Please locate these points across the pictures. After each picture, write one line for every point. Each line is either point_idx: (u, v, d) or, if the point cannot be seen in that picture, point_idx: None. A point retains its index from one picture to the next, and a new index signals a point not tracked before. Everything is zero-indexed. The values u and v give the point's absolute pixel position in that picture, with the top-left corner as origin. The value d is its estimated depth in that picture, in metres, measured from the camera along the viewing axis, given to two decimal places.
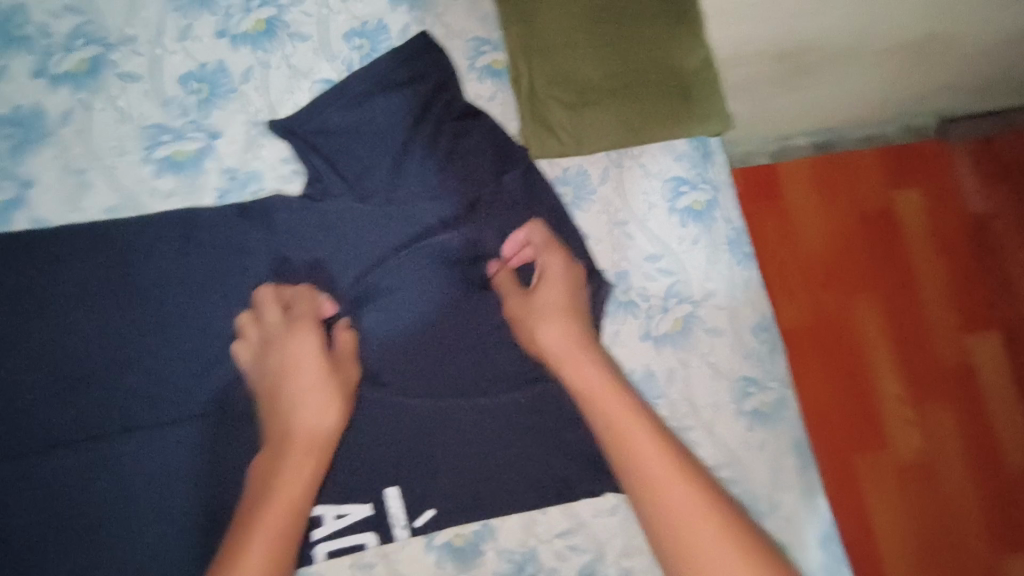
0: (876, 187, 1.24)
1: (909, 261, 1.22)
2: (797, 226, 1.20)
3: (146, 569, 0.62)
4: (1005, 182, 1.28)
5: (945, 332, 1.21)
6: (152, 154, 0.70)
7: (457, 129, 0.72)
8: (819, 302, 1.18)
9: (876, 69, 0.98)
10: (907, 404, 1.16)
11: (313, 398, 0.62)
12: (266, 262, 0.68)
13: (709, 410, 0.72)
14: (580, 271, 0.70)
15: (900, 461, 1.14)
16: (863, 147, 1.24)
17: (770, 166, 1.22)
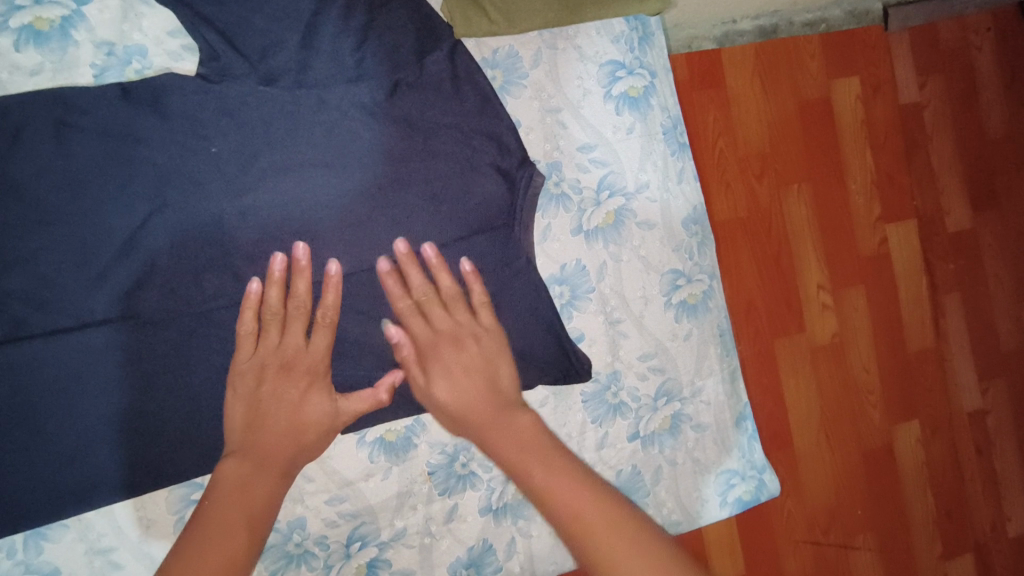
0: (818, 75, 1.22)
1: (842, 151, 1.24)
2: (737, 114, 1.18)
3: (65, 478, 0.59)
4: (934, 74, 1.31)
5: (868, 221, 1.25)
6: (8, 22, 0.60)
7: (374, 2, 0.64)
8: (753, 192, 1.19)
9: None
10: (826, 291, 1.22)
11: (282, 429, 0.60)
12: (161, 151, 0.60)
13: (638, 303, 0.72)
14: (511, 160, 0.68)
15: (816, 343, 1.21)
16: (808, 31, 1.21)
17: (715, 50, 1.17)
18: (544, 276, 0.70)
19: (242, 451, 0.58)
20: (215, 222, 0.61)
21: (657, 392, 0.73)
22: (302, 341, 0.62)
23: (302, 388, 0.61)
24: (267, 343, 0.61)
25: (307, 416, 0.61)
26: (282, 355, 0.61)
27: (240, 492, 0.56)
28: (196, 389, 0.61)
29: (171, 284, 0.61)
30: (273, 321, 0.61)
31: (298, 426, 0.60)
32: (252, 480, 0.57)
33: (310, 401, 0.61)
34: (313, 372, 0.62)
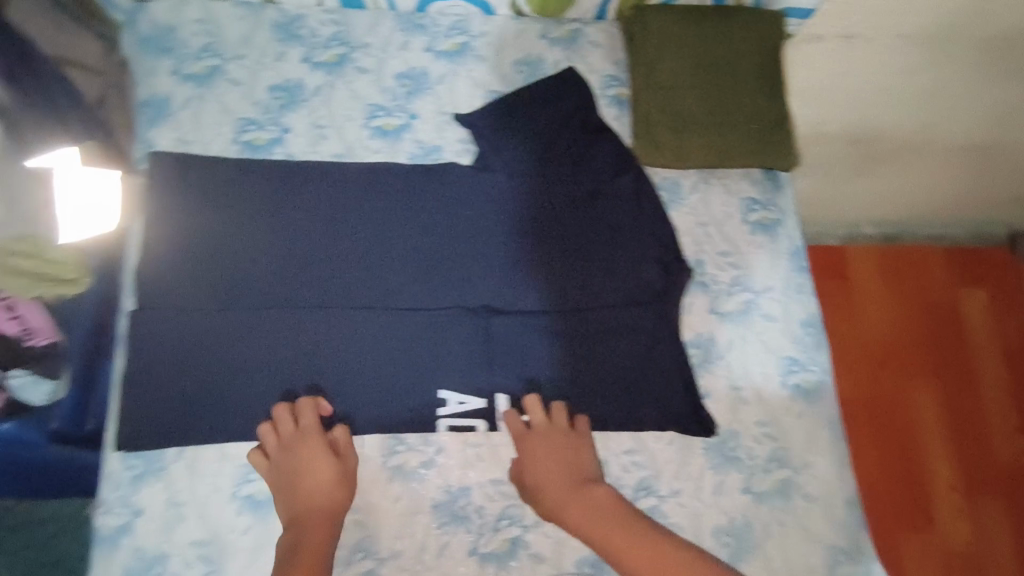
0: (951, 291, 1.42)
1: (967, 355, 1.38)
2: (862, 305, 1.40)
3: (323, 407, 0.82)
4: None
5: (1001, 428, 1.33)
6: (369, 122, 0.94)
7: (590, 139, 0.95)
8: (877, 379, 1.34)
9: (926, 172, 1.28)
10: (959, 493, 1.27)
11: (321, 467, 0.76)
12: (436, 208, 0.91)
13: (759, 377, 0.87)
14: (670, 254, 0.91)
15: (949, 548, 1.23)
16: (932, 244, 1.45)
17: (839, 249, 1.44)
18: (683, 338, 0.88)
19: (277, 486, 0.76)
20: (460, 258, 0.90)
21: (770, 457, 0.84)
22: (295, 430, 0.79)
23: (314, 464, 0.77)
24: (269, 446, 0.79)
25: (322, 479, 0.76)
26: (282, 445, 0.78)
27: (303, 539, 0.71)
28: (421, 365, 0.85)
29: (423, 293, 0.88)
30: (267, 430, 0.79)
31: (318, 488, 0.75)
32: (308, 526, 0.72)
33: (322, 468, 0.76)
34: (328, 450, 0.78)
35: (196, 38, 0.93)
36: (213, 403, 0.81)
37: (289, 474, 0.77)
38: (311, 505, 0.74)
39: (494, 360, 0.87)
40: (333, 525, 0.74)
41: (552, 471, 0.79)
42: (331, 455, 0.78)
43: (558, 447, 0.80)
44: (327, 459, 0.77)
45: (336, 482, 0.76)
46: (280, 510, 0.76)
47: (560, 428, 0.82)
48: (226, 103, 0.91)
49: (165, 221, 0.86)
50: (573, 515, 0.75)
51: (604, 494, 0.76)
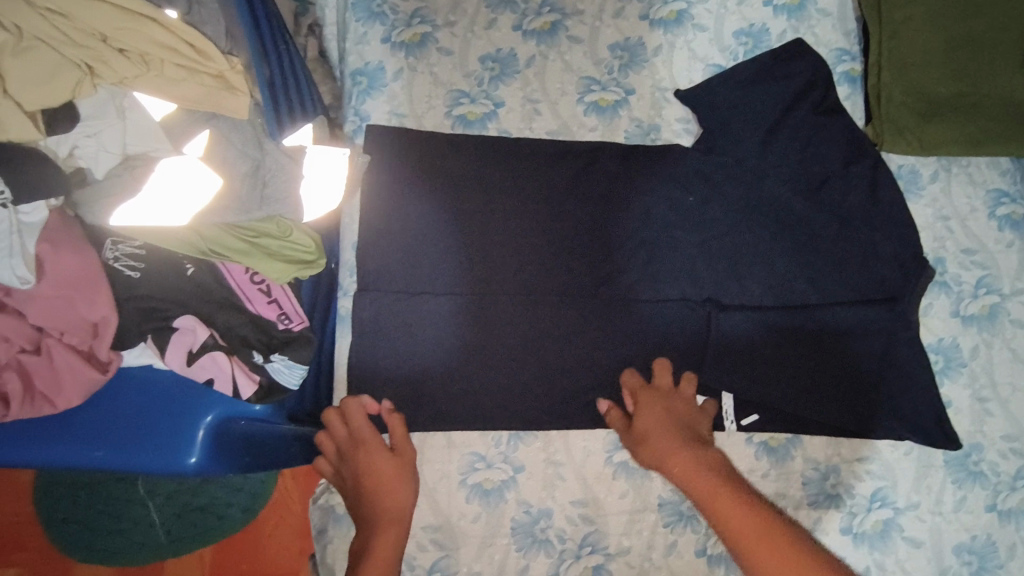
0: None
1: None
2: None
3: (547, 400, 0.81)
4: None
5: None
6: (584, 98, 0.89)
7: (819, 122, 0.87)
8: None
9: None
10: None
11: (371, 461, 0.73)
12: (657, 192, 0.85)
13: (1006, 388, 0.81)
14: (906, 253, 0.84)
15: None
16: None
17: None
18: (923, 342, 0.82)
19: (374, 491, 0.72)
20: (683, 248, 0.84)
21: (1017, 474, 0.79)
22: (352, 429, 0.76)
23: (357, 455, 0.74)
24: (335, 437, 0.76)
25: (381, 477, 0.73)
26: (344, 438, 0.76)
27: (370, 548, 0.68)
28: (645, 360, 0.82)
29: (645, 283, 0.83)
30: (334, 420, 0.76)
31: (382, 486, 0.72)
32: (375, 529, 0.69)
33: (377, 462, 0.73)
34: (383, 447, 0.75)
35: (405, 3, 0.89)
36: (437, 388, 0.80)
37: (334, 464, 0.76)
38: (371, 506, 0.71)
39: (720, 359, 0.81)
40: (399, 531, 0.70)
41: (662, 424, 0.74)
42: (387, 452, 0.74)
43: (674, 408, 0.76)
44: (377, 451, 0.74)
45: (395, 478, 0.73)
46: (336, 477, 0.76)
47: (677, 396, 0.78)
48: (438, 74, 0.88)
49: (382, 198, 0.82)
50: (678, 466, 0.70)
51: (713, 454, 0.71)
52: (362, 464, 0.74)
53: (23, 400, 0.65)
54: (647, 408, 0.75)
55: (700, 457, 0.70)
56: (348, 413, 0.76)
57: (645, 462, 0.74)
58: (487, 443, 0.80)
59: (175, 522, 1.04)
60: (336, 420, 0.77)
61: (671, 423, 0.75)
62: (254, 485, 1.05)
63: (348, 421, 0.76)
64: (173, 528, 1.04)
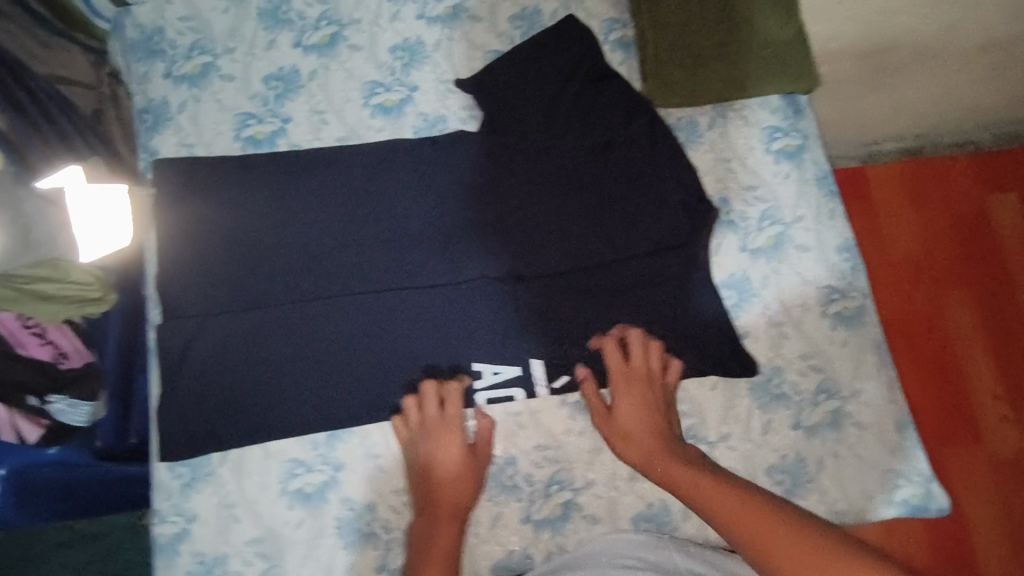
0: (906, 212, 1.42)
1: (1004, 261, 1.40)
2: (887, 224, 1.41)
3: (363, 396, 0.82)
4: (1012, 191, 1.43)
5: None
6: (369, 101, 0.91)
7: (596, 88, 0.91)
8: (910, 298, 1.37)
9: (947, 82, 1.26)
10: (1004, 403, 1.31)
11: (453, 452, 0.79)
12: (448, 178, 0.88)
13: (797, 310, 0.86)
14: (693, 199, 0.88)
15: (996, 454, 1.28)
16: (957, 152, 1.43)
17: (861, 167, 1.43)
18: (715, 280, 0.87)
19: (421, 491, 0.79)
20: (479, 229, 0.87)
21: (818, 389, 0.83)
22: (436, 414, 0.80)
23: (448, 441, 0.79)
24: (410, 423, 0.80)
25: (452, 472, 0.78)
26: (421, 436, 0.80)
27: (433, 531, 0.75)
28: (455, 339, 0.84)
29: (448, 269, 0.86)
30: (412, 407, 0.80)
31: (448, 481, 0.78)
32: (438, 522, 0.76)
33: (451, 455, 0.79)
34: (463, 444, 0.80)
35: (183, 36, 0.91)
36: (252, 403, 0.81)
37: (406, 462, 0.81)
38: (439, 496, 0.78)
39: (526, 328, 0.84)
40: (458, 521, 0.77)
41: (638, 419, 0.80)
42: (466, 449, 0.80)
43: (650, 397, 0.81)
44: (452, 442, 0.79)
45: (471, 478, 0.79)
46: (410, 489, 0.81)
47: (658, 381, 0.82)
48: (223, 100, 0.90)
49: (177, 226, 0.84)
50: (660, 464, 0.76)
51: (694, 451, 0.78)
52: (438, 454, 0.79)
53: None
54: (590, 388, 0.82)
55: (682, 458, 0.76)
56: (385, 425, 0.81)
57: (626, 457, 0.79)
58: (305, 447, 0.81)
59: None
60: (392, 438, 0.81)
61: (644, 422, 0.79)
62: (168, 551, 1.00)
63: (389, 435, 0.81)
64: None
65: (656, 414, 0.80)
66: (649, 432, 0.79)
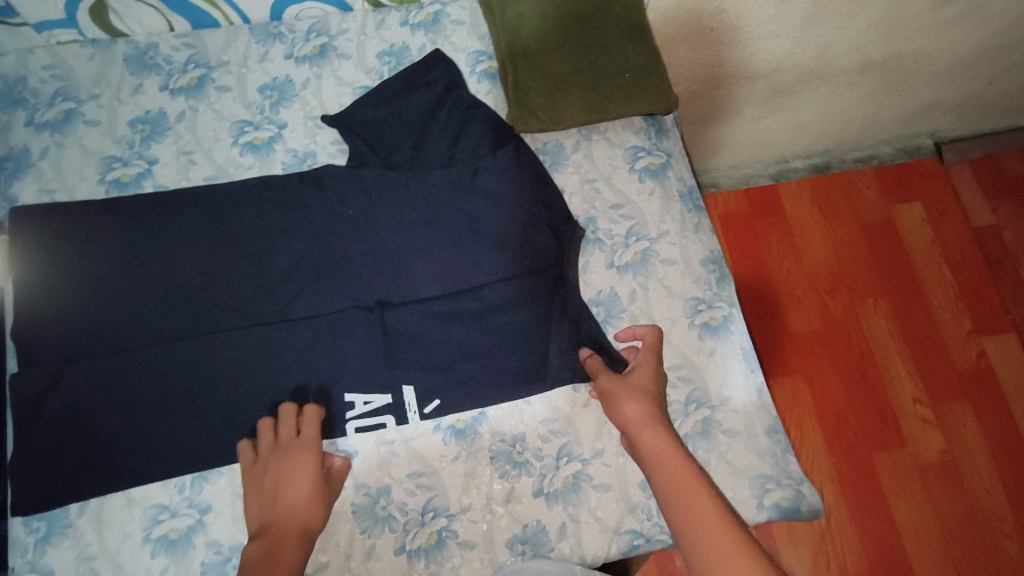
0: (820, 229, 1.48)
1: (916, 267, 1.44)
2: (800, 236, 1.48)
3: (226, 435, 0.80)
4: (918, 201, 1.50)
5: (959, 335, 1.38)
6: (237, 140, 0.93)
7: (463, 117, 0.93)
8: (827, 306, 1.41)
9: (839, 101, 1.31)
10: (925, 405, 1.33)
11: (306, 463, 0.76)
12: (316, 211, 0.89)
13: (666, 323, 0.87)
14: (559, 219, 0.91)
15: (920, 457, 1.29)
16: (863, 166, 1.52)
17: (772, 186, 1.52)
18: (584, 298, 0.89)
19: (270, 508, 0.75)
20: (349, 259, 0.88)
21: (688, 399, 0.84)
22: (292, 434, 0.78)
23: (301, 461, 0.77)
24: (260, 446, 0.78)
25: (303, 489, 0.75)
26: (270, 454, 0.77)
27: (277, 550, 0.71)
28: (324, 372, 0.83)
29: (317, 302, 0.86)
30: (267, 428, 0.78)
31: (298, 501, 0.75)
32: (282, 542, 0.71)
33: (303, 471, 0.76)
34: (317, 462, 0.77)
35: (46, 85, 0.92)
36: (107, 450, 0.78)
37: (254, 479, 0.77)
38: (286, 517, 0.73)
39: (396, 356, 0.84)
40: (306, 543, 0.73)
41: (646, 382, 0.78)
42: (318, 464, 0.77)
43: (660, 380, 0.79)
44: (308, 457, 0.77)
45: (316, 503, 0.75)
46: (252, 515, 0.76)
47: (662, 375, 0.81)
48: (87, 145, 0.90)
49: (33, 273, 0.82)
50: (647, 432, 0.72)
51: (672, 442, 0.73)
52: (286, 470, 0.76)
53: None
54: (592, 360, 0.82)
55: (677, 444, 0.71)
56: (253, 438, 0.78)
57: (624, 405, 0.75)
58: (169, 492, 0.79)
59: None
60: (250, 458, 0.78)
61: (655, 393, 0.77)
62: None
63: (251, 451, 0.78)
64: None
65: (661, 384, 0.79)
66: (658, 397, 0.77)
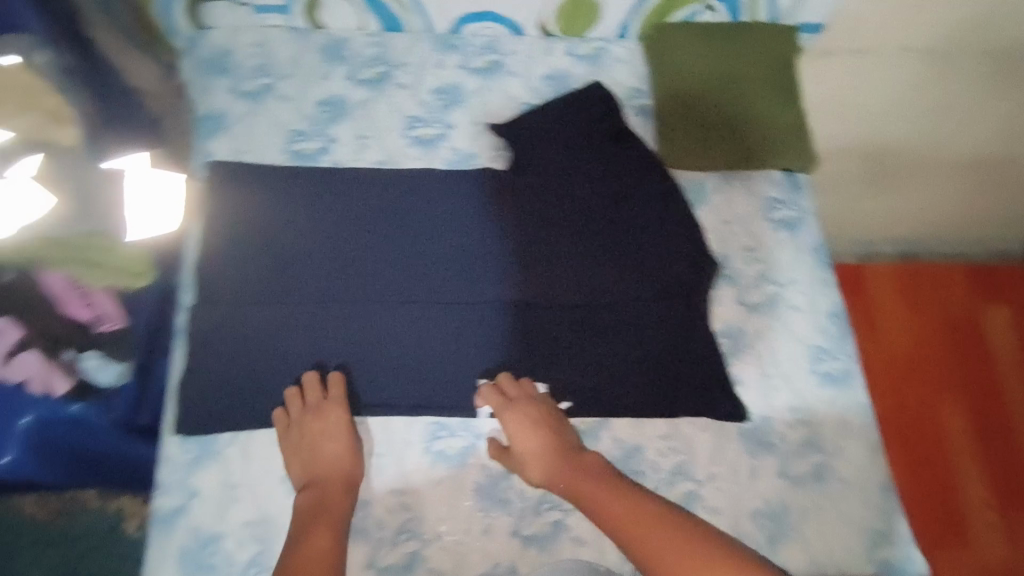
0: (902, 318, 1.43)
1: (998, 369, 1.40)
2: (882, 320, 1.43)
3: (372, 399, 0.85)
4: (1007, 303, 1.46)
5: None
6: (409, 132, 1.00)
7: (617, 147, 1.00)
8: (903, 396, 1.36)
9: (937, 196, 1.35)
10: (995, 513, 1.28)
11: (337, 422, 0.82)
12: (474, 207, 0.96)
13: (789, 365, 0.90)
14: (699, 250, 0.95)
15: (986, 565, 1.24)
16: (951, 261, 1.48)
17: (857, 265, 1.47)
18: (713, 328, 0.92)
19: (308, 464, 0.80)
20: (498, 257, 0.93)
21: (803, 441, 0.86)
22: (320, 398, 0.83)
23: (329, 419, 0.82)
24: (292, 411, 0.83)
25: (337, 447, 0.80)
26: (303, 417, 0.82)
27: (324, 500, 0.76)
28: (465, 355, 0.88)
29: (463, 290, 0.91)
30: (294, 397, 0.84)
31: (333, 455, 0.80)
32: (326, 491, 0.77)
33: (337, 430, 0.81)
34: (346, 421, 0.82)
35: (250, 59, 1.01)
36: (267, 392, 0.85)
37: (290, 440, 0.82)
38: (328, 471, 0.79)
39: (533, 353, 0.89)
40: (348, 490, 0.79)
41: (531, 441, 0.81)
42: (346, 423, 0.82)
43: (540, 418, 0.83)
44: (333, 415, 0.82)
45: (349, 455, 0.81)
46: (295, 474, 0.81)
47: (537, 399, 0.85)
48: (277, 117, 0.99)
49: (223, 224, 0.91)
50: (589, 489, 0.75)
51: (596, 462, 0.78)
52: (315, 429, 0.81)
53: None
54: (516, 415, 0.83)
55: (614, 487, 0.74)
56: (285, 407, 0.84)
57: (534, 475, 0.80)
58: None
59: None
60: (287, 423, 0.83)
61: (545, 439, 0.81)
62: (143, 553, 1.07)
63: (278, 414, 0.83)
64: None
65: (546, 435, 0.82)
66: (556, 439, 0.82)
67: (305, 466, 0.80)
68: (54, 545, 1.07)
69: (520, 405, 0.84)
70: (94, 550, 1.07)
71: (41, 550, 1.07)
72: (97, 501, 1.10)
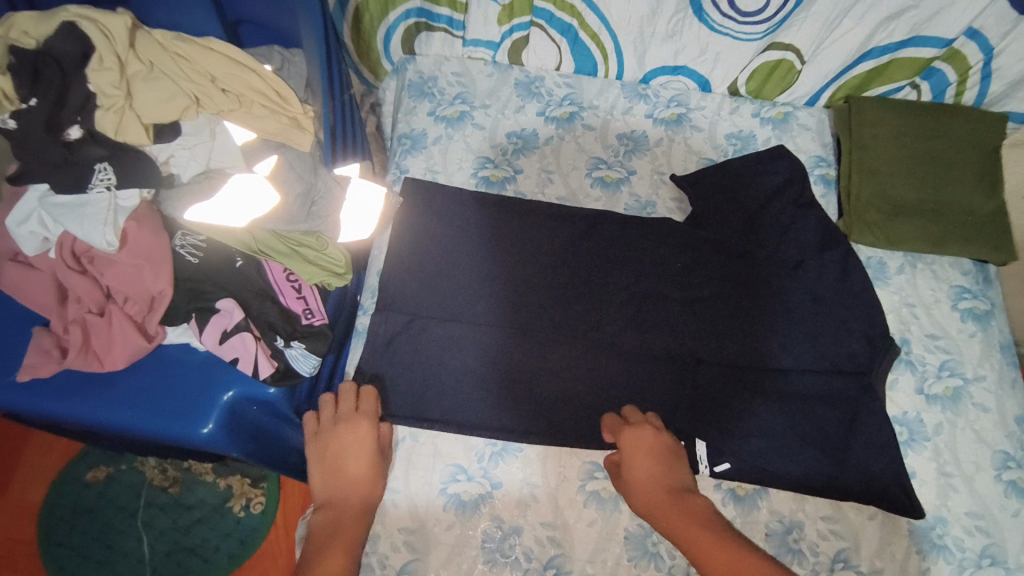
0: None
1: None
2: None
3: (536, 430, 0.86)
4: None
5: None
6: (592, 173, 1.04)
7: (796, 212, 0.97)
8: None
9: None
10: None
11: (362, 438, 0.80)
12: (647, 255, 0.96)
13: (970, 466, 0.85)
14: (876, 331, 0.91)
15: None
16: None
17: None
18: (888, 413, 0.88)
19: (335, 480, 0.79)
20: (666, 308, 0.94)
21: (982, 551, 0.81)
22: (351, 409, 0.82)
23: (358, 435, 0.80)
24: (324, 418, 0.83)
25: (353, 459, 0.79)
26: (332, 427, 0.82)
27: (342, 520, 0.75)
28: (628, 401, 0.89)
29: (629, 335, 0.92)
30: (329, 403, 0.84)
31: (358, 473, 0.79)
32: (345, 513, 0.76)
33: (359, 445, 0.80)
34: (371, 438, 0.81)
35: (451, 86, 1.08)
36: (436, 407, 0.87)
37: (318, 451, 0.81)
38: (345, 491, 0.78)
39: (697, 410, 0.88)
40: (365, 515, 0.77)
41: (650, 471, 0.79)
42: (372, 440, 0.81)
43: (656, 449, 0.80)
44: (362, 432, 0.81)
45: (373, 478, 0.79)
46: (314, 485, 0.80)
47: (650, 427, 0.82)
48: (470, 143, 1.04)
49: (407, 237, 0.95)
50: (669, 519, 0.75)
51: (703, 506, 0.77)
52: (345, 442, 0.80)
53: (80, 352, 0.77)
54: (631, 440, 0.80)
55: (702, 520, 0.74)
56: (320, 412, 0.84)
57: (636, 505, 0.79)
58: (471, 457, 0.85)
59: (162, 559, 1.16)
60: (320, 431, 0.82)
61: (658, 472, 0.79)
62: (244, 531, 1.19)
63: (319, 423, 0.83)
64: (159, 565, 1.16)
65: (665, 465, 0.80)
66: (665, 475, 0.79)
67: (324, 481, 0.79)
68: (165, 511, 1.20)
69: (629, 435, 0.80)
70: (201, 521, 1.20)
71: (155, 514, 1.20)
72: (211, 477, 1.23)
